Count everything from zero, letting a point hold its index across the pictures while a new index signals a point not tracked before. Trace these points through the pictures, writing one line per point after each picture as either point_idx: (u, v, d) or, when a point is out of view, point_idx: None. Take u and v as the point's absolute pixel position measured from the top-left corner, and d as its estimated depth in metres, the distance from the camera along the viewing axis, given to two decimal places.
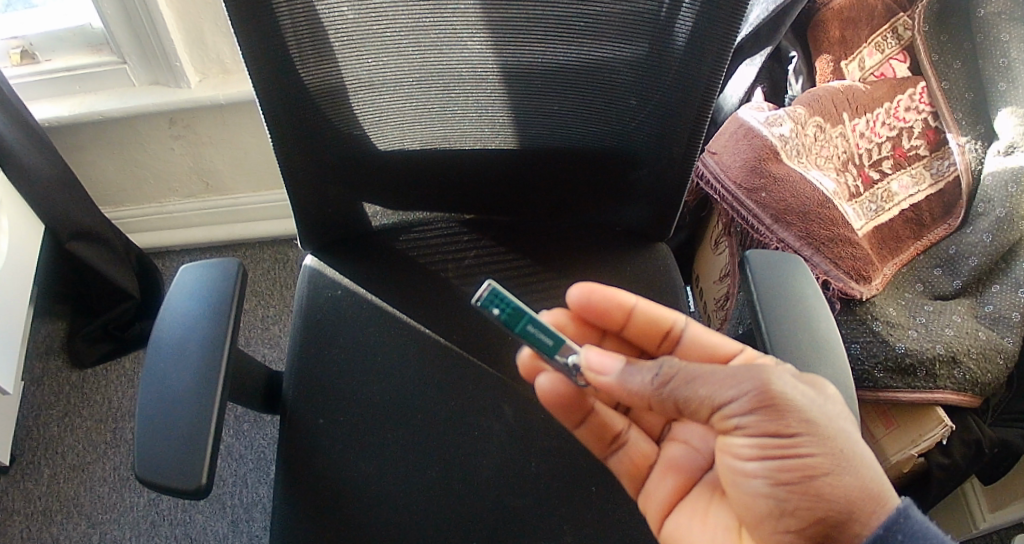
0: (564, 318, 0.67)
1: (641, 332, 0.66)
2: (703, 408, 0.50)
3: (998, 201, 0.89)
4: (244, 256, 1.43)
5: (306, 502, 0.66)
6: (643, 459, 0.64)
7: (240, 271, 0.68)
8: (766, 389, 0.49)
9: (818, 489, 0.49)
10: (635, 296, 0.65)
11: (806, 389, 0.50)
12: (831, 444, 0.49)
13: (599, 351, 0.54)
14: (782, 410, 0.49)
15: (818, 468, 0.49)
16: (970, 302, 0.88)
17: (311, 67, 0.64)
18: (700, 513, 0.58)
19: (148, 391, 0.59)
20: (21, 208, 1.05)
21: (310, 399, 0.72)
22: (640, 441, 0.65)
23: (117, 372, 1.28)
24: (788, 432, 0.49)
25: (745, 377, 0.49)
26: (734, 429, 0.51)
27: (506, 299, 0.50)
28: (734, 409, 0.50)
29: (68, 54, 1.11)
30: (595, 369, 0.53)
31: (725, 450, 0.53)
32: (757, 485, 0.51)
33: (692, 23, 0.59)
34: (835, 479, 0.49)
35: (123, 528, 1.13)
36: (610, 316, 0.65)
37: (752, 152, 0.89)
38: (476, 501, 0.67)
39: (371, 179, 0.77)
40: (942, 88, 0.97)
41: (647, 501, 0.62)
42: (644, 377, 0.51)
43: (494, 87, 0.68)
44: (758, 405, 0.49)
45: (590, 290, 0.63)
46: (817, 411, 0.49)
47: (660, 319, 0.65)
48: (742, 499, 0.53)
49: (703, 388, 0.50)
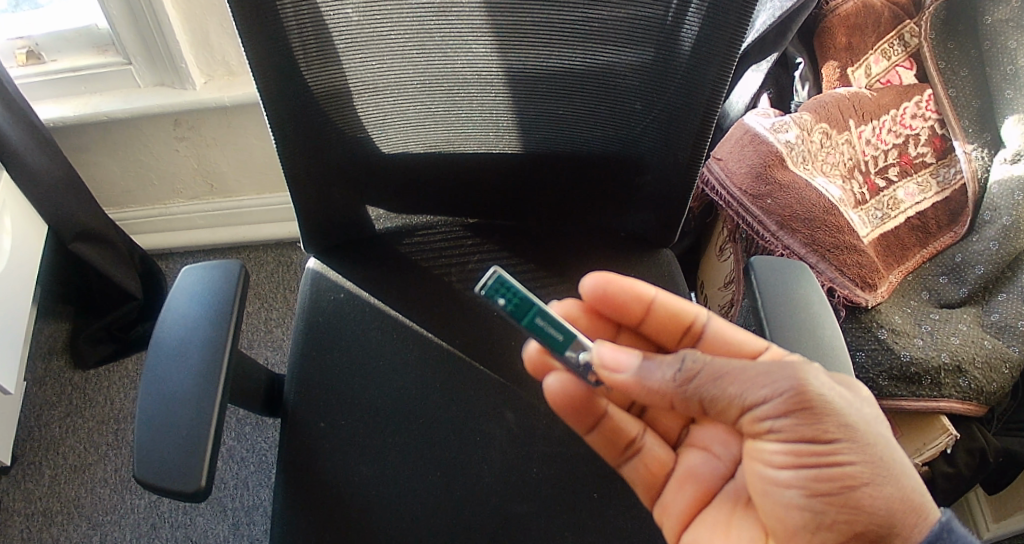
0: (576, 310, 0.67)
1: (659, 325, 0.65)
2: (732, 406, 0.51)
3: (1004, 210, 0.88)
4: (248, 258, 1.43)
5: (308, 509, 0.65)
6: (659, 467, 0.63)
7: (243, 272, 0.67)
8: (803, 389, 0.48)
9: (857, 501, 0.48)
10: (654, 288, 0.64)
11: (843, 392, 0.50)
12: (871, 452, 0.49)
13: (611, 347, 0.53)
14: (818, 412, 0.48)
15: (858, 478, 0.48)
16: (975, 310, 0.88)
17: (315, 68, 0.63)
18: (722, 525, 0.58)
19: (149, 390, 0.59)
20: (22, 207, 1.04)
21: (311, 403, 0.71)
22: (656, 446, 0.64)
23: (119, 374, 1.28)
24: (826, 437, 0.49)
25: (780, 375, 0.49)
26: (766, 432, 0.51)
27: (513, 286, 0.50)
28: (768, 409, 0.49)
29: (75, 54, 1.11)
30: (609, 367, 0.52)
31: (756, 456, 0.53)
32: (791, 496, 0.51)
33: (698, 27, 0.58)
34: (876, 489, 0.48)
35: (124, 530, 1.12)
36: (628, 307, 0.64)
37: (758, 158, 0.88)
38: (478, 507, 0.67)
39: (375, 181, 0.77)
40: (949, 95, 0.96)
41: (663, 512, 0.62)
42: (668, 373, 0.51)
43: (499, 90, 0.67)
44: (794, 407, 0.49)
45: (607, 279, 0.63)
46: (857, 416, 0.49)
47: (680, 312, 0.64)
48: (775, 512, 0.53)
49: (731, 386, 0.50)
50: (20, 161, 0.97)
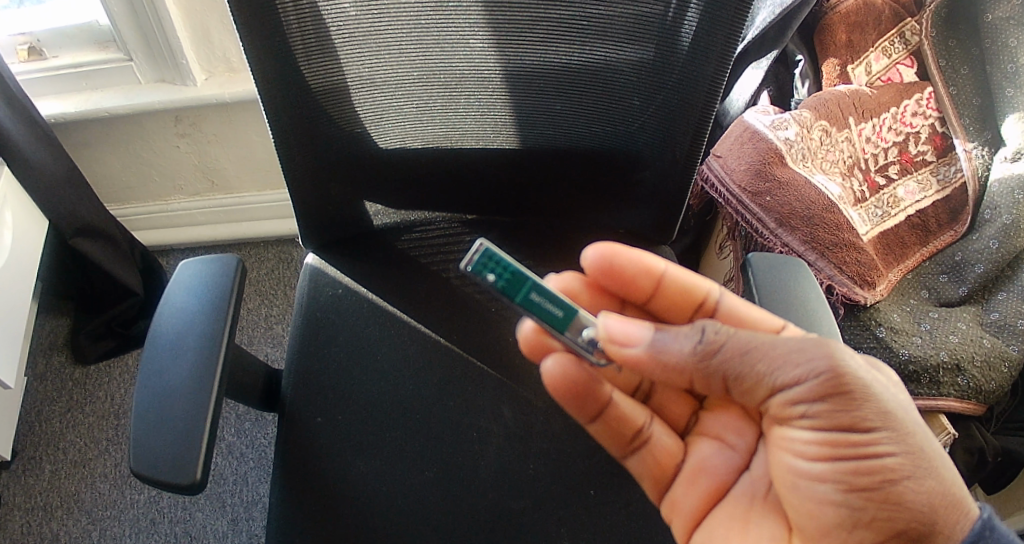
0: (577, 286, 0.66)
1: (668, 300, 0.65)
2: (760, 385, 0.52)
3: (1004, 208, 0.88)
4: (248, 255, 1.44)
5: (305, 504, 0.65)
6: (669, 459, 0.63)
7: (240, 267, 0.68)
8: (838, 371, 0.49)
9: (898, 496, 0.49)
10: (663, 261, 0.64)
11: (880, 378, 0.51)
12: (910, 444, 0.50)
13: (620, 320, 0.52)
14: (854, 397, 0.49)
15: (898, 471, 0.49)
16: (975, 309, 0.88)
17: (314, 64, 0.64)
18: (740, 522, 0.58)
19: (146, 385, 0.59)
20: (23, 202, 1.05)
21: (309, 398, 0.71)
22: (664, 437, 0.64)
23: (119, 370, 1.28)
24: (864, 426, 0.50)
25: (816, 353, 0.50)
26: (798, 418, 0.52)
27: (500, 259, 0.49)
28: (801, 392, 0.50)
29: (76, 51, 1.12)
30: (619, 340, 0.51)
31: (784, 446, 0.54)
32: (825, 491, 0.51)
33: (697, 24, 0.58)
34: (917, 484, 0.49)
35: (123, 525, 1.13)
36: (637, 282, 0.64)
37: (757, 155, 0.88)
38: (474, 502, 0.67)
39: (374, 177, 0.77)
40: (950, 93, 0.96)
41: (672, 508, 0.62)
42: (686, 345, 0.52)
43: (498, 87, 0.67)
44: (830, 391, 0.49)
45: (609, 249, 0.63)
46: (893, 403, 0.50)
47: (692, 287, 0.65)
48: (805, 508, 0.53)
49: (762, 364, 0.51)
50: (22, 157, 0.97)
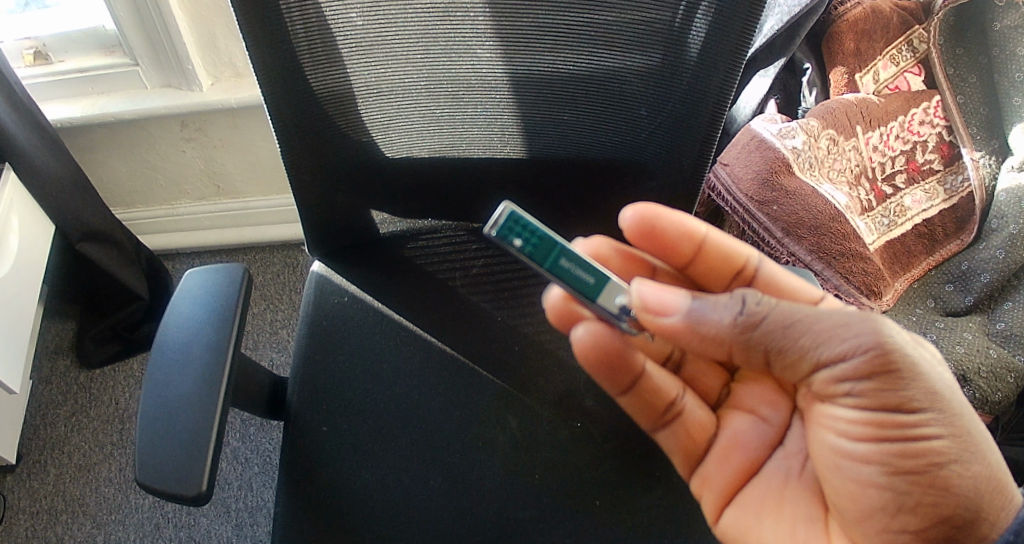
0: (606, 250, 0.64)
1: (707, 265, 0.65)
2: (804, 360, 0.51)
3: (1012, 218, 0.89)
4: (254, 260, 1.44)
5: (312, 513, 0.66)
6: (701, 432, 0.63)
7: (246, 276, 0.67)
8: (885, 348, 0.49)
9: (944, 481, 0.49)
10: (705, 225, 0.64)
11: (926, 356, 0.50)
12: (956, 426, 0.50)
13: (654, 287, 0.50)
14: (901, 376, 0.49)
15: (945, 455, 0.50)
16: (981, 318, 0.88)
17: (320, 74, 0.64)
18: (774, 503, 0.59)
19: (153, 393, 0.59)
20: (31, 208, 1.05)
21: (315, 408, 0.72)
22: (697, 410, 0.64)
23: (124, 374, 1.28)
24: (911, 407, 0.49)
25: (862, 329, 0.49)
26: (842, 396, 0.52)
27: (527, 223, 0.48)
28: (847, 368, 0.50)
29: (82, 55, 1.12)
30: (653, 309, 0.50)
31: (825, 424, 0.54)
32: (869, 473, 0.52)
33: (705, 33, 0.58)
34: (964, 468, 0.49)
35: (128, 529, 1.13)
36: (677, 245, 0.64)
37: (763, 164, 0.87)
38: (478, 514, 0.67)
39: (379, 187, 0.77)
40: (958, 102, 0.96)
41: (702, 483, 0.62)
42: (726, 316, 0.50)
43: (503, 99, 0.68)
44: (875, 369, 0.49)
45: (650, 210, 0.61)
46: (940, 384, 0.50)
47: (732, 254, 0.64)
48: (847, 490, 0.54)
49: (806, 337, 0.50)
50: (27, 162, 0.98)
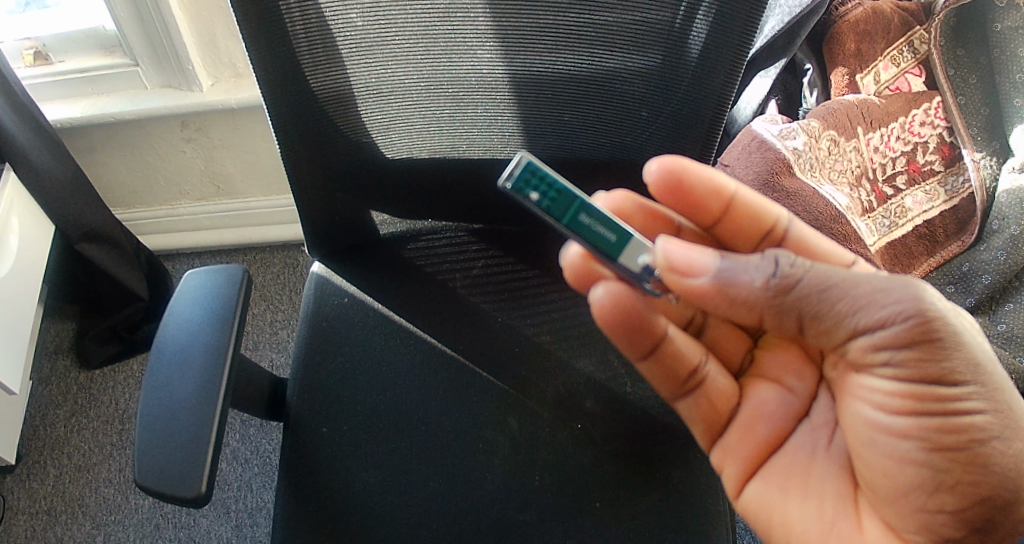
0: (628, 207, 0.63)
1: (735, 223, 0.65)
2: (840, 327, 0.50)
3: (1012, 219, 0.89)
4: (254, 260, 1.44)
5: (312, 514, 0.66)
6: (724, 402, 0.63)
7: (245, 277, 0.67)
8: (927, 316, 0.48)
9: (985, 459, 0.50)
10: (734, 183, 0.64)
11: (968, 327, 0.50)
12: (996, 402, 0.50)
13: (679, 245, 0.50)
14: (944, 346, 0.48)
15: (986, 432, 0.50)
16: (983, 319, 0.88)
17: (320, 76, 0.64)
18: (801, 477, 0.58)
19: (151, 395, 0.59)
20: (30, 209, 1.05)
21: (315, 409, 0.71)
22: (719, 379, 0.63)
23: (124, 374, 1.28)
24: (952, 380, 0.49)
25: (905, 297, 0.49)
26: (879, 365, 0.51)
27: (545, 174, 0.48)
28: (887, 336, 0.49)
29: (82, 55, 1.12)
30: (679, 269, 0.49)
31: (859, 395, 0.54)
32: (906, 449, 0.51)
33: (705, 33, 0.58)
34: (1005, 445, 0.50)
35: (127, 530, 1.13)
36: (704, 201, 0.63)
37: (764, 165, 0.86)
38: (479, 514, 0.66)
39: (379, 188, 0.77)
40: (959, 102, 0.96)
41: (724, 455, 0.62)
42: (758, 277, 0.50)
43: (505, 96, 0.67)
44: (916, 338, 0.48)
45: (678, 163, 0.60)
46: (982, 356, 0.50)
47: (762, 212, 0.65)
48: (880, 465, 0.53)
49: (843, 303, 0.49)
50: (27, 162, 0.98)
